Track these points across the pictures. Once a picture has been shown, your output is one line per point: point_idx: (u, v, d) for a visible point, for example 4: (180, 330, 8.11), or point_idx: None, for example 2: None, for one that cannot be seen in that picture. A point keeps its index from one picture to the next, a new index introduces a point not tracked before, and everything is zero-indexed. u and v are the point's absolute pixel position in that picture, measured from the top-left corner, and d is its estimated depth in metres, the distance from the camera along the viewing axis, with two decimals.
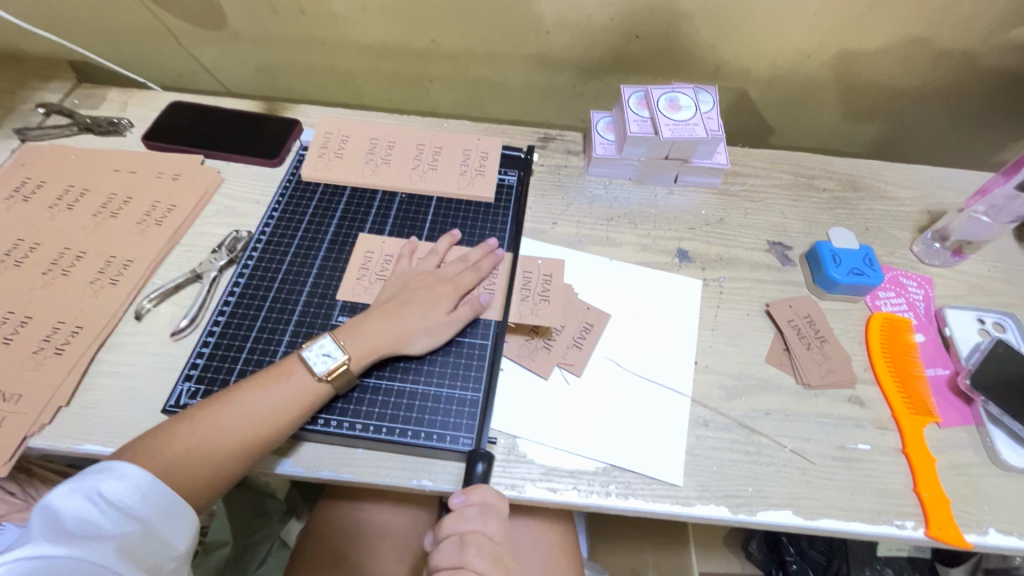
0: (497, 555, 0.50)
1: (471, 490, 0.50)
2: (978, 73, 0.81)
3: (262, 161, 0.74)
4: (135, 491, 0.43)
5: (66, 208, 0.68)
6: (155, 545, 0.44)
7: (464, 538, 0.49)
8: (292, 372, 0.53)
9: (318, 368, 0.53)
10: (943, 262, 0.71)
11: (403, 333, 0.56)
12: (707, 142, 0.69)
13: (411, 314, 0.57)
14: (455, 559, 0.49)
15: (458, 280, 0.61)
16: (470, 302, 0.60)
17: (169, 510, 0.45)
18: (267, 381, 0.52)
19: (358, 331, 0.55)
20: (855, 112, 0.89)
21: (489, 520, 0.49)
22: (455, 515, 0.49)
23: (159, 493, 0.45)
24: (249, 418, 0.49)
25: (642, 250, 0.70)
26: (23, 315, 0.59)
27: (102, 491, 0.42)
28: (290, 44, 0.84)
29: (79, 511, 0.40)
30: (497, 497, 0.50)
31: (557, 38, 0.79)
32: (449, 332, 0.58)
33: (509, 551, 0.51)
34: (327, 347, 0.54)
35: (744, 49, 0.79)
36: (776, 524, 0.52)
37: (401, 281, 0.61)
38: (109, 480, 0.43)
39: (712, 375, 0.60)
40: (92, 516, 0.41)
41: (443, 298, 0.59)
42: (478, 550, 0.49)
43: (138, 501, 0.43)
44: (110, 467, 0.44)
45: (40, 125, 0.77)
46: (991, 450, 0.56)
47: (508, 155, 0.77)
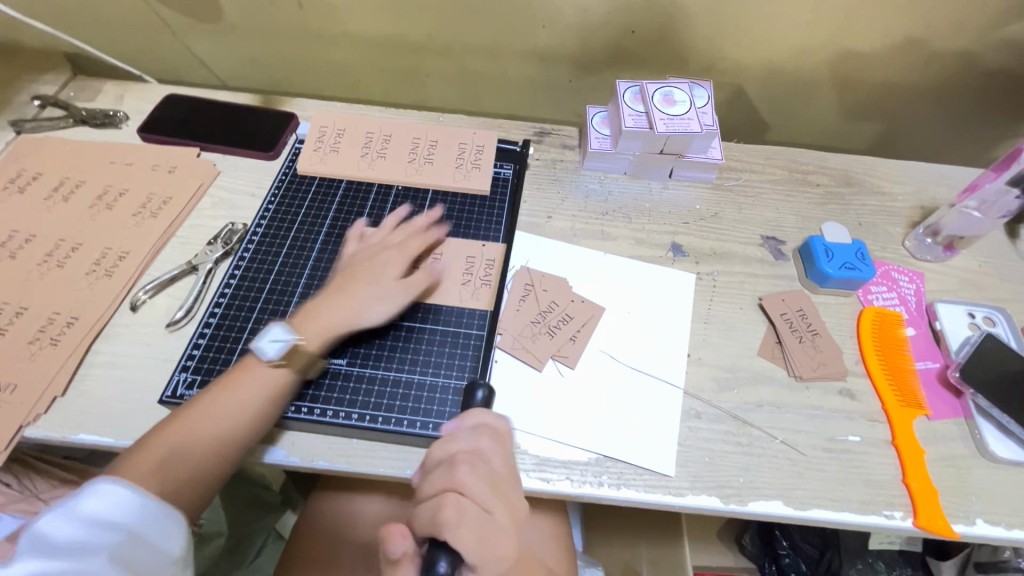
0: (494, 480, 0.44)
1: (465, 414, 0.49)
2: (972, 70, 0.81)
3: (258, 154, 0.74)
4: (119, 502, 0.41)
5: (62, 200, 0.68)
6: (152, 551, 0.41)
7: (454, 458, 0.45)
8: (252, 365, 0.53)
9: (270, 354, 0.53)
10: (935, 257, 0.71)
11: (357, 307, 0.57)
12: (701, 137, 0.69)
13: (358, 288, 0.58)
14: (445, 483, 0.43)
15: (405, 253, 0.62)
16: (421, 273, 0.61)
17: (162, 519, 0.42)
18: (234, 377, 0.52)
19: (298, 314, 0.56)
20: (850, 109, 0.89)
21: (480, 436, 0.47)
22: (449, 438, 0.47)
23: (147, 501, 0.42)
24: (234, 410, 0.50)
25: (636, 244, 0.70)
26: (18, 306, 0.59)
27: (84, 506, 0.40)
28: (286, 37, 0.84)
29: (61, 528, 0.38)
30: (498, 420, 0.49)
31: (553, 33, 0.79)
32: (404, 301, 0.59)
33: (508, 483, 0.46)
34: (277, 335, 0.54)
35: (739, 46, 0.80)
36: (766, 514, 0.53)
37: (347, 260, 0.62)
38: (89, 499, 0.41)
39: (704, 368, 0.61)
40: (78, 532, 0.39)
41: (387, 267, 0.60)
42: (469, 469, 0.44)
43: (123, 510, 0.41)
44: (92, 486, 0.42)
45: (36, 117, 0.76)
46: (979, 442, 0.57)
47: (503, 149, 0.77)
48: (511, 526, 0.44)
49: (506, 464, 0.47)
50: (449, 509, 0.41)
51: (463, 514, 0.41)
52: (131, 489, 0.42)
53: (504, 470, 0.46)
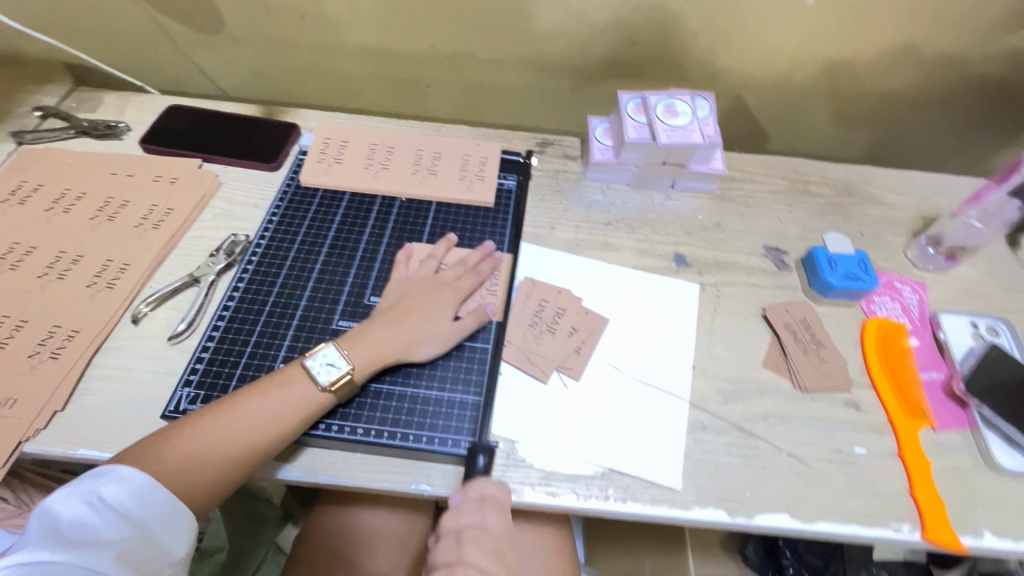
0: (497, 550, 0.48)
1: (472, 484, 0.50)
2: (970, 82, 0.82)
3: (261, 165, 0.74)
4: (131, 497, 0.44)
5: (62, 212, 0.67)
6: (155, 549, 0.44)
7: (460, 535, 0.48)
8: (296, 381, 0.52)
9: (322, 377, 0.53)
10: (937, 267, 0.71)
11: (408, 341, 0.56)
12: (703, 147, 0.69)
13: (415, 321, 0.57)
14: (453, 557, 0.48)
15: (458, 284, 0.62)
16: (475, 310, 0.60)
17: (167, 516, 0.45)
18: (270, 389, 0.51)
19: (365, 339, 0.55)
20: (850, 120, 0.90)
21: (487, 509, 0.49)
22: (455, 511, 0.50)
23: (156, 499, 0.45)
24: (250, 424, 0.49)
25: (640, 255, 0.70)
26: (18, 319, 0.59)
27: (100, 495, 0.43)
28: (289, 49, 0.84)
29: (77, 515, 0.42)
30: (497, 489, 0.50)
31: (555, 44, 0.80)
32: (452, 340, 0.58)
33: (509, 545, 0.50)
34: (331, 356, 0.53)
35: (739, 58, 0.81)
36: (773, 528, 0.52)
37: (403, 287, 0.62)
38: (108, 483, 0.43)
39: (709, 379, 0.61)
40: (88, 521, 0.42)
41: (446, 305, 0.60)
42: (476, 546, 0.48)
43: (134, 506, 0.44)
44: (112, 470, 0.44)
45: (37, 128, 0.76)
46: (986, 454, 0.57)
47: (506, 160, 0.77)
48: None
49: (508, 530, 0.50)
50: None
51: None
52: (149, 480, 0.45)
53: (505, 535, 0.50)
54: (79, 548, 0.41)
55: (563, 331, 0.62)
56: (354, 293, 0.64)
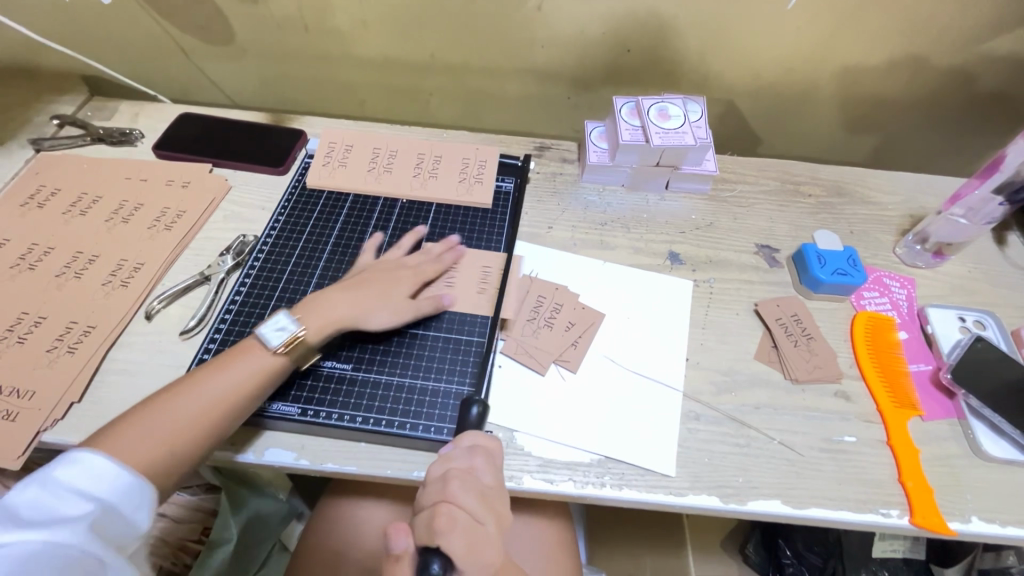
0: (484, 494, 0.45)
1: (461, 435, 0.49)
2: (955, 86, 0.85)
3: (268, 169, 0.77)
4: (92, 476, 0.45)
5: (79, 214, 0.70)
6: (121, 522, 0.46)
7: (448, 475, 0.45)
8: (250, 351, 0.55)
9: (275, 341, 0.55)
10: (925, 263, 0.73)
11: (361, 309, 0.59)
12: (695, 149, 0.72)
13: (367, 293, 0.60)
14: (440, 497, 0.44)
15: (420, 269, 0.64)
16: (431, 297, 0.62)
17: (131, 491, 0.46)
18: (227, 361, 0.54)
19: (315, 307, 0.58)
20: (839, 124, 0.92)
21: (475, 456, 0.48)
22: (443, 457, 0.48)
23: (119, 475, 0.46)
24: (211, 394, 0.51)
25: (635, 253, 0.72)
26: (36, 316, 0.61)
27: (63, 477, 0.44)
28: (295, 58, 0.87)
29: (39, 498, 0.43)
30: (488, 438, 0.50)
31: (551, 52, 0.83)
32: (408, 317, 0.60)
33: (499, 497, 0.46)
34: (281, 322, 0.56)
35: (730, 63, 0.83)
36: (765, 514, 0.54)
37: (365, 268, 0.64)
38: (64, 468, 0.45)
39: (703, 371, 0.62)
40: (51, 502, 0.43)
41: (403, 283, 0.62)
42: (463, 485, 0.45)
43: (97, 483, 0.45)
44: (66, 456, 0.46)
45: (54, 136, 0.79)
46: (973, 442, 0.58)
47: (505, 163, 0.79)
48: (498, 535, 0.44)
49: (500, 482, 0.47)
50: (442, 518, 0.43)
51: (454, 522, 0.42)
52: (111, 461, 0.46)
53: (496, 486, 0.47)
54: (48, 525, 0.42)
55: (561, 326, 0.64)
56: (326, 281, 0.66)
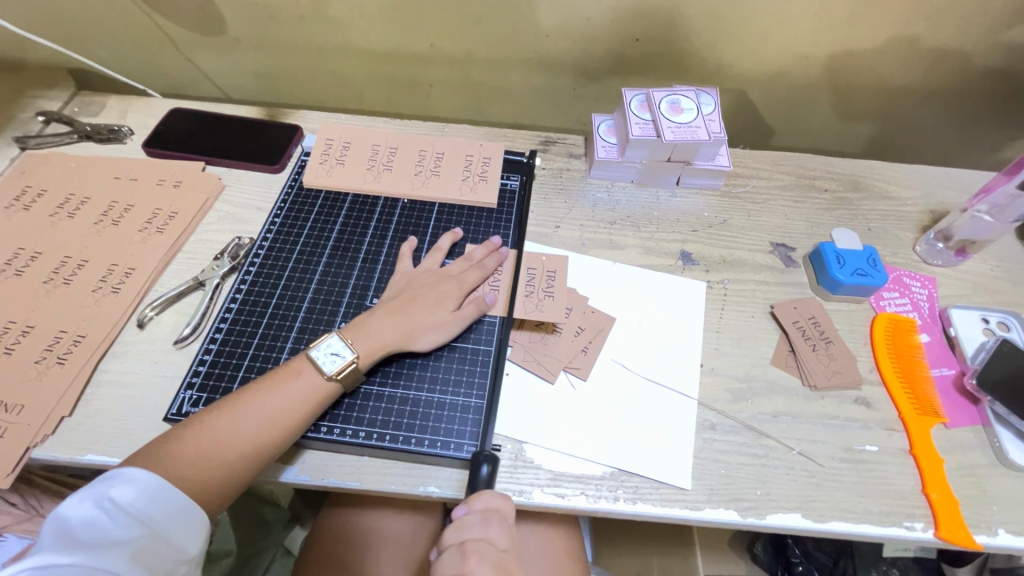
0: (501, 565, 0.44)
1: (474, 499, 0.47)
2: (978, 75, 0.81)
3: (263, 168, 0.74)
4: (141, 497, 0.43)
5: (67, 216, 0.67)
6: (165, 548, 0.43)
7: (464, 548, 0.44)
8: (301, 372, 0.53)
9: (328, 367, 0.53)
10: (946, 262, 0.71)
11: (410, 330, 0.57)
12: (709, 144, 0.69)
13: (417, 311, 0.58)
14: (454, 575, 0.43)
15: (462, 278, 0.62)
16: (477, 301, 0.60)
17: (175, 515, 0.44)
18: (278, 381, 0.52)
19: (366, 329, 0.56)
20: (856, 115, 0.89)
21: (492, 524, 0.45)
22: (457, 524, 0.46)
23: (166, 498, 0.44)
24: (257, 418, 0.49)
25: (646, 253, 0.70)
26: (25, 324, 0.59)
27: (111, 496, 0.42)
28: (290, 50, 0.84)
29: (88, 518, 0.41)
30: (504, 501, 0.48)
31: (558, 42, 0.79)
32: (453, 331, 0.58)
33: (515, 563, 0.45)
34: (335, 346, 0.54)
35: (744, 53, 0.80)
36: (784, 527, 0.52)
37: (408, 279, 0.62)
38: (118, 485, 0.43)
39: (718, 378, 0.60)
40: (101, 522, 0.41)
41: (449, 296, 0.60)
42: (481, 560, 0.43)
43: (145, 505, 0.43)
44: (121, 473, 0.44)
45: (40, 133, 0.76)
46: (999, 451, 0.56)
47: (510, 159, 0.76)
48: None
49: (515, 548, 0.46)
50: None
51: None
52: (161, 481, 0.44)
53: (513, 552, 0.46)
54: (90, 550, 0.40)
55: (560, 292, 0.62)
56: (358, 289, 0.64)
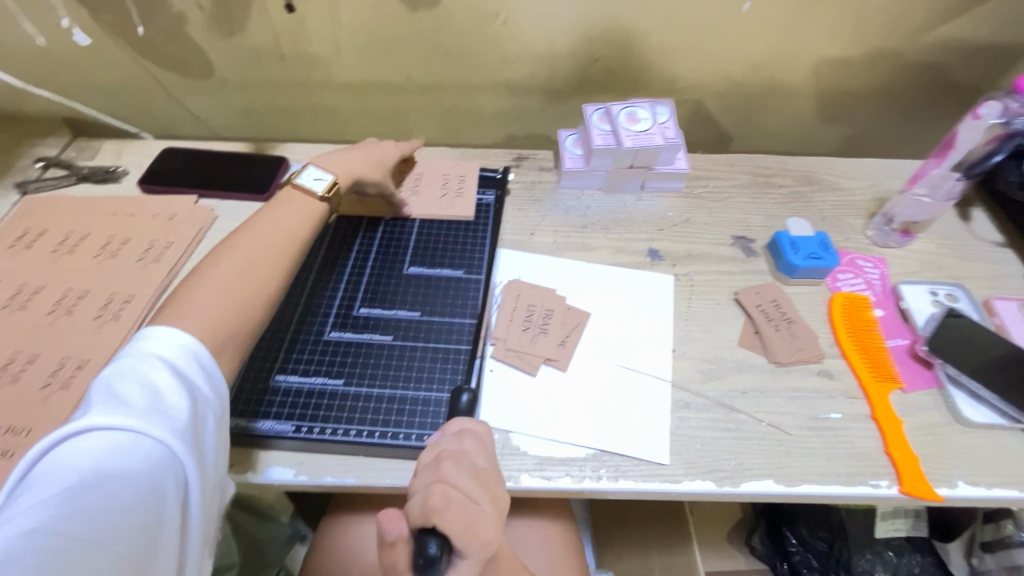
0: (477, 474, 0.43)
1: (449, 422, 0.50)
2: (908, 73, 0.89)
3: (254, 197, 0.79)
4: (180, 348, 0.46)
5: (68, 252, 0.71)
6: (204, 400, 0.45)
7: (440, 456, 0.44)
8: (294, 198, 0.62)
9: (317, 188, 0.63)
10: (896, 243, 0.76)
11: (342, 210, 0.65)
12: (666, 148, 0.75)
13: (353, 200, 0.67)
14: (431, 479, 0.42)
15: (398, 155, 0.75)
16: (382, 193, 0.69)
17: (213, 372, 0.47)
18: (274, 211, 0.60)
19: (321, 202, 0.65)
20: (804, 117, 0.96)
21: (464, 439, 0.47)
22: (434, 446, 0.47)
23: (204, 357, 0.47)
24: (255, 242, 0.56)
25: (616, 252, 0.75)
26: (30, 353, 0.62)
27: (146, 350, 0.44)
28: (274, 88, 0.90)
29: (128, 369, 0.43)
30: (477, 425, 0.50)
31: (523, 66, 0.86)
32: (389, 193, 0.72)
33: (494, 478, 0.44)
34: (317, 173, 0.64)
35: (694, 66, 0.87)
36: (759, 494, 0.55)
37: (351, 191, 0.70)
38: (152, 343, 0.45)
39: (689, 361, 0.64)
40: (139, 371, 0.43)
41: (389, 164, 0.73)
42: (456, 464, 0.43)
43: (182, 361, 0.45)
44: (151, 333, 0.46)
45: (39, 178, 0.81)
46: (954, 409, 0.60)
47: (484, 176, 0.82)
48: (495, 516, 0.42)
49: (492, 465, 0.46)
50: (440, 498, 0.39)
51: (450, 500, 0.39)
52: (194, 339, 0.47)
53: (489, 468, 0.45)
54: (145, 409, 0.40)
55: (556, 329, 0.65)
56: (327, 297, 0.68)
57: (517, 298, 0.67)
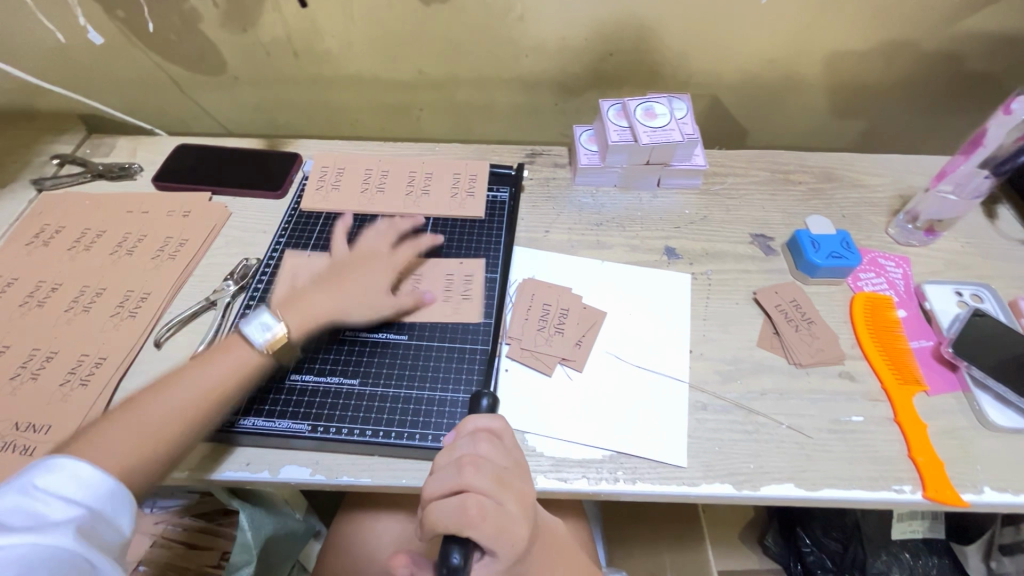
0: (500, 476, 0.45)
1: (464, 422, 0.49)
2: (932, 66, 0.86)
3: (267, 194, 0.79)
4: (80, 482, 0.43)
5: (84, 249, 0.72)
6: (100, 526, 0.43)
7: (460, 461, 0.45)
8: (230, 348, 0.56)
9: (258, 339, 0.56)
10: (919, 242, 0.74)
11: (337, 308, 0.61)
12: (684, 145, 0.73)
13: (353, 286, 0.62)
14: (455, 486, 0.43)
15: (392, 260, 0.66)
16: (413, 295, 0.64)
17: (118, 496, 0.45)
18: (208, 358, 0.55)
19: (300, 301, 0.60)
20: (823, 112, 0.94)
21: (479, 441, 0.47)
22: (449, 449, 0.47)
23: (100, 481, 0.44)
24: (193, 386, 0.52)
25: (632, 251, 0.74)
26: (48, 350, 0.62)
27: (37, 484, 0.42)
28: (286, 83, 0.89)
29: (19, 507, 0.40)
30: (493, 421, 0.50)
31: (536, 61, 0.85)
32: (386, 312, 0.63)
33: (515, 475, 0.46)
34: (266, 320, 0.57)
35: (711, 59, 0.85)
36: (779, 498, 0.54)
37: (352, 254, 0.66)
38: (45, 474, 0.42)
39: (707, 362, 0.63)
40: (30, 507, 0.40)
41: (384, 279, 0.64)
42: (478, 470, 0.44)
43: (78, 492, 0.43)
44: (49, 462, 0.43)
45: (55, 175, 0.81)
46: (980, 413, 0.59)
47: (498, 173, 0.81)
48: (523, 512, 0.45)
49: (510, 460, 0.47)
50: (472, 510, 0.42)
51: (483, 512, 0.42)
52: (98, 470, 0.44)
53: (509, 465, 0.47)
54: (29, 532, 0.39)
55: (570, 328, 0.64)
56: None
57: (531, 298, 0.67)
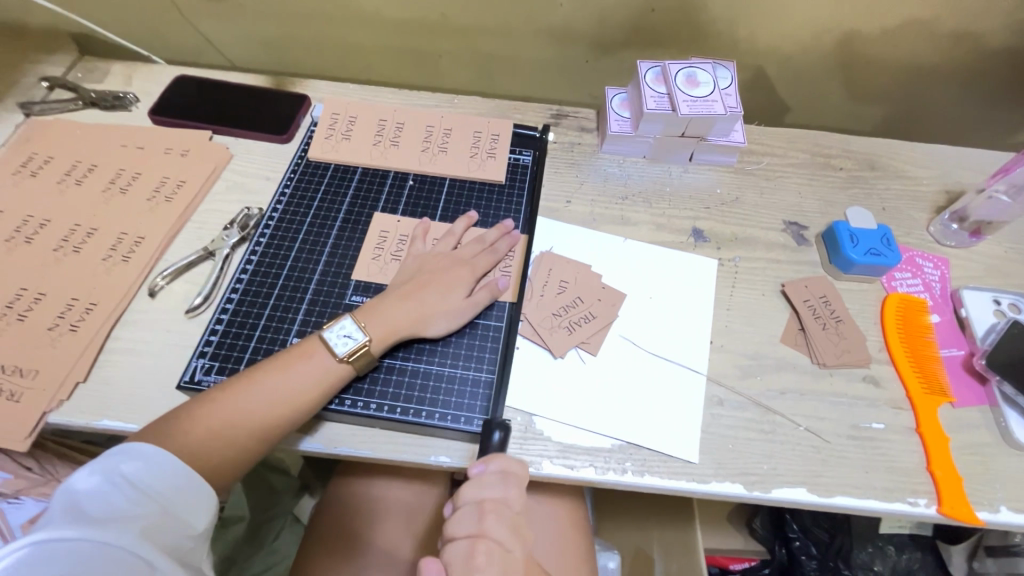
0: (516, 525, 0.49)
1: (493, 459, 0.49)
2: (1001, 52, 0.79)
3: (272, 138, 0.73)
4: (156, 474, 0.43)
5: (74, 184, 0.67)
6: (174, 525, 0.41)
7: (483, 508, 0.48)
8: (312, 354, 0.52)
9: (340, 349, 0.53)
10: (959, 243, 0.70)
11: (422, 317, 0.56)
12: (725, 119, 0.67)
13: (431, 297, 0.57)
14: (473, 529, 0.47)
15: (474, 262, 0.61)
16: (488, 286, 0.59)
17: (190, 493, 0.45)
18: (288, 362, 0.52)
19: (378, 309, 0.55)
20: (872, 92, 0.87)
21: (509, 486, 0.49)
22: (477, 481, 0.49)
23: (174, 476, 0.44)
24: (264, 398, 0.50)
25: (658, 230, 0.69)
26: (36, 291, 0.59)
27: (121, 471, 0.42)
28: (296, 16, 0.82)
29: (101, 492, 0.39)
30: (519, 465, 0.50)
31: (571, 12, 0.77)
32: (467, 317, 0.58)
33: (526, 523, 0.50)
34: (348, 329, 0.54)
35: (763, 25, 0.77)
36: (789, 501, 0.53)
37: (419, 262, 0.61)
38: (129, 462, 0.43)
39: (727, 355, 0.60)
40: (111, 493, 0.39)
41: (461, 282, 0.59)
42: (497, 518, 0.48)
43: (156, 483, 0.43)
44: (130, 450, 0.44)
45: (44, 99, 0.75)
46: (1004, 430, 0.57)
47: (521, 134, 0.75)
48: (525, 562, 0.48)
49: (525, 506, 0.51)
50: (479, 556, 0.46)
51: (491, 561, 0.46)
52: (170, 461, 0.45)
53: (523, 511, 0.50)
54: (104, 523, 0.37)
55: (587, 311, 0.61)
56: (353, 258, 0.64)
57: (548, 273, 0.63)
